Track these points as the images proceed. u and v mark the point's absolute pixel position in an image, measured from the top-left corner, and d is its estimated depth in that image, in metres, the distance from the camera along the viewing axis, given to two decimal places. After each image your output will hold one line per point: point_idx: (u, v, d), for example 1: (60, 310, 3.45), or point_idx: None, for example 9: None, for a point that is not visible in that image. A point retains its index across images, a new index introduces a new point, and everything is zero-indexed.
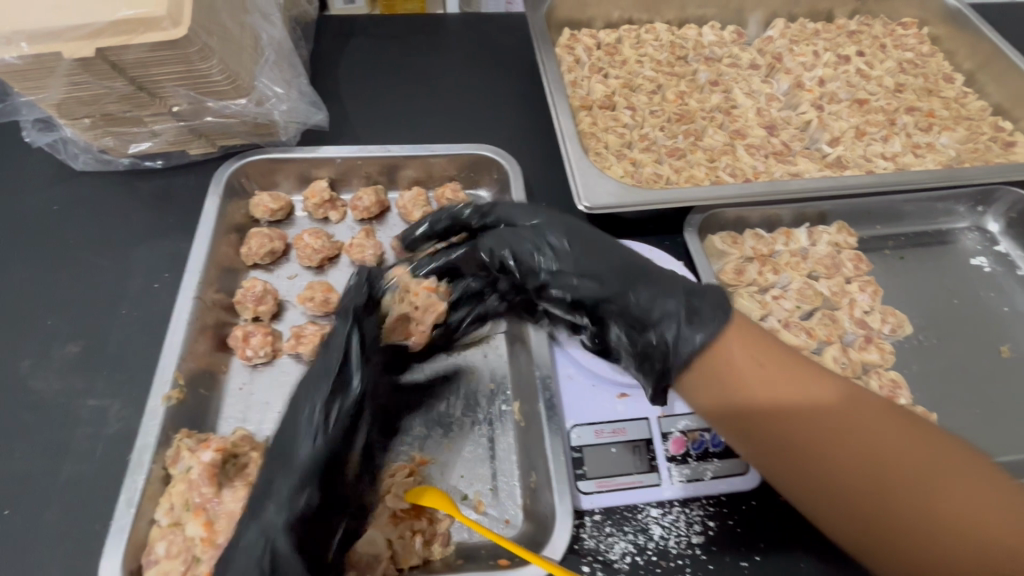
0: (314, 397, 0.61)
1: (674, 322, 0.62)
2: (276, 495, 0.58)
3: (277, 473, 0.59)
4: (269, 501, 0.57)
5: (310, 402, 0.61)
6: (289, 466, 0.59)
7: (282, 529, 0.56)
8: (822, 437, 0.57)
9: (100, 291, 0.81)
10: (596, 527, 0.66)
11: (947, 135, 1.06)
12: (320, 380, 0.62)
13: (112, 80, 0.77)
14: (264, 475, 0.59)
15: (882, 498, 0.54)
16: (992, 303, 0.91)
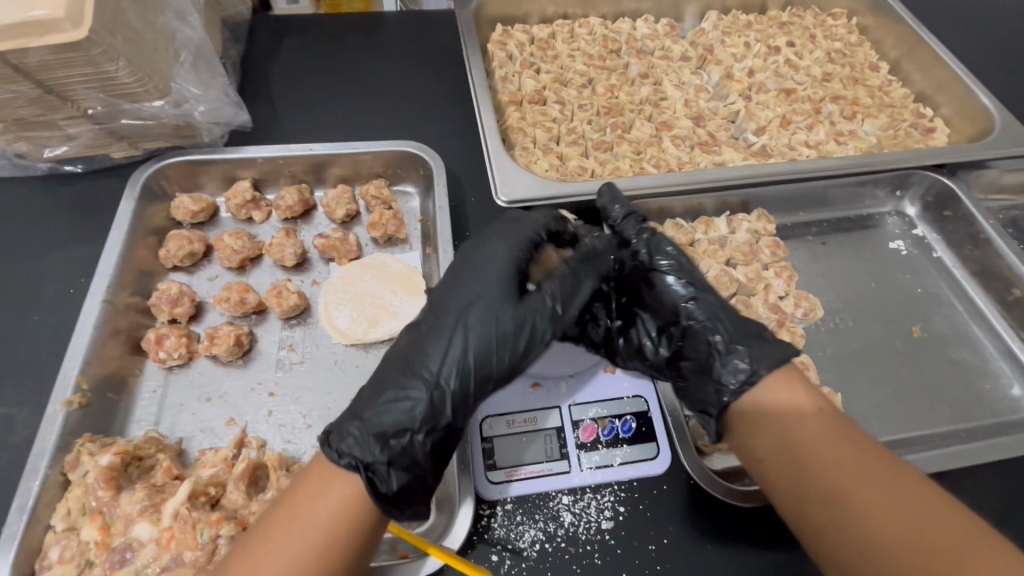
0: (473, 344, 0.63)
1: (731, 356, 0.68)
2: (412, 434, 0.58)
3: (417, 411, 0.59)
4: (406, 439, 0.58)
5: (470, 349, 0.63)
6: (433, 404, 0.60)
7: (421, 457, 0.58)
8: (822, 461, 0.59)
9: (14, 299, 0.80)
10: (506, 517, 0.66)
11: (870, 123, 1.09)
12: (486, 331, 0.64)
13: (17, 84, 0.74)
14: (397, 412, 0.59)
15: (837, 501, 0.57)
16: (906, 285, 0.93)
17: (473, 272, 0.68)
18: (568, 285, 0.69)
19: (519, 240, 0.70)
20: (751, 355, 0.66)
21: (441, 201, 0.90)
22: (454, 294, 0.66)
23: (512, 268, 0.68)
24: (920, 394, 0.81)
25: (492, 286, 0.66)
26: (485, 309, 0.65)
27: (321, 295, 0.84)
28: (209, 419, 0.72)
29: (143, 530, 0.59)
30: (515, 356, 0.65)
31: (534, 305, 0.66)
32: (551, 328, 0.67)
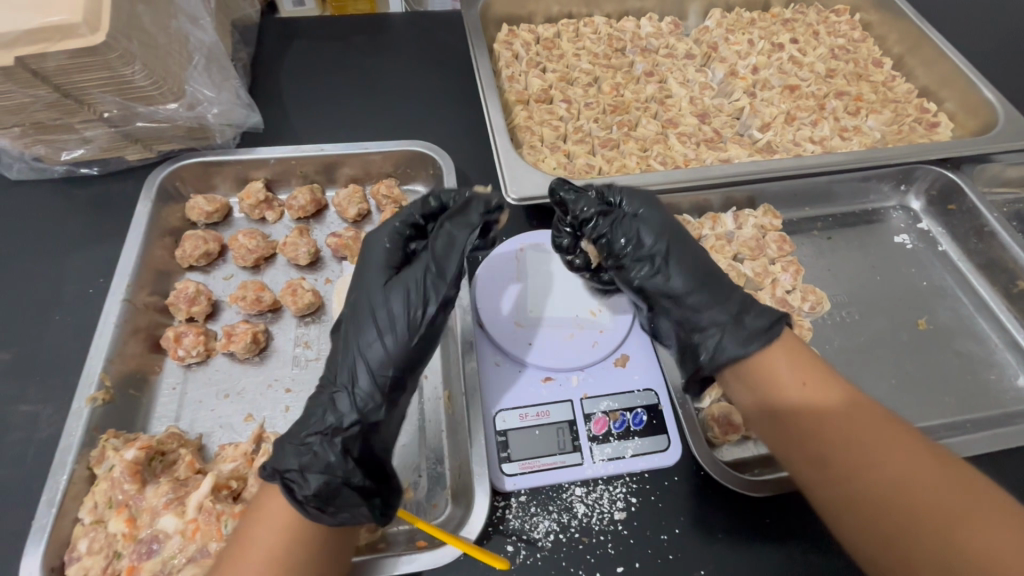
0: (370, 337, 0.64)
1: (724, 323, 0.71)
2: (321, 439, 0.59)
3: (325, 415, 0.61)
4: (318, 444, 0.59)
5: (368, 341, 0.64)
6: (338, 406, 0.62)
7: (346, 465, 0.59)
8: (836, 434, 0.62)
9: (35, 299, 0.82)
10: (521, 508, 0.68)
11: (874, 118, 1.10)
12: (376, 319, 0.65)
13: (36, 88, 0.76)
14: (308, 421, 0.61)
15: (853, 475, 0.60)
16: (911, 278, 0.94)
17: (362, 268, 0.70)
18: (438, 255, 0.67)
19: (382, 236, 0.71)
20: (749, 328, 0.70)
21: None
22: (350, 295, 0.70)
23: (384, 261, 0.69)
24: (927, 386, 0.82)
25: (368, 280, 0.68)
26: (374, 298, 0.66)
27: (334, 292, 0.86)
28: (228, 416, 0.74)
29: (169, 522, 0.61)
30: (408, 336, 0.64)
31: (404, 281, 0.66)
32: (433, 300, 0.65)
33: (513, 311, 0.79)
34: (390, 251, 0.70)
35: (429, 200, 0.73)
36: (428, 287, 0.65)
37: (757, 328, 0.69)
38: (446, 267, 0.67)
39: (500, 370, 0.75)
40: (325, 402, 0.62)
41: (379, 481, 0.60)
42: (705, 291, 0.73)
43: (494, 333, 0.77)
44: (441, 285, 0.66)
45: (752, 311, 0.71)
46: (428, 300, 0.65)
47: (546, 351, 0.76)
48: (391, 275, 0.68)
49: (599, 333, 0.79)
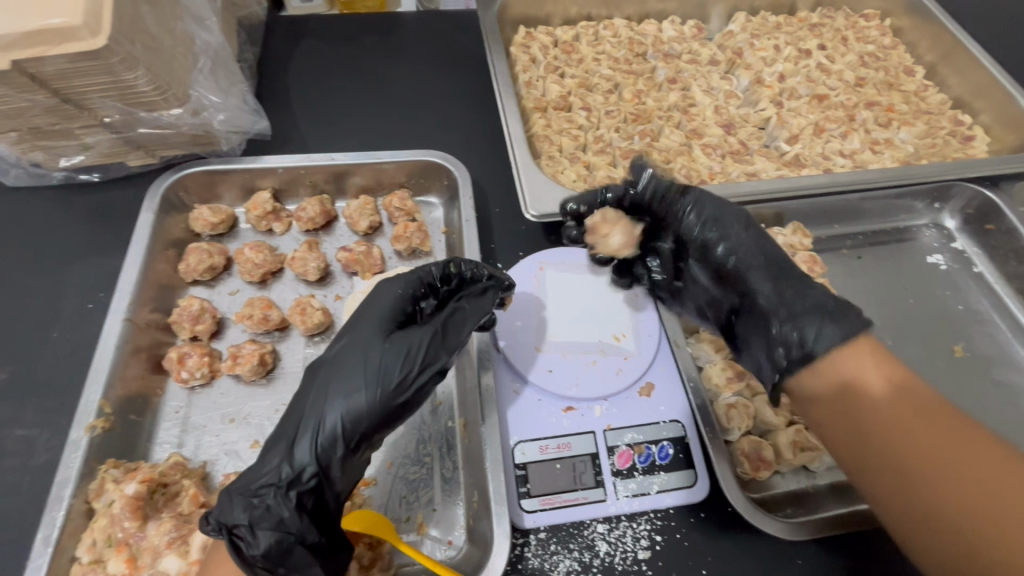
0: (348, 385, 0.60)
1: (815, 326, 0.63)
2: (275, 493, 0.56)
3: (280, 466, 0.58)
4: (271, 499, 0.56)
5: (346, 391, 0.60)
6: (295, 456, 0.58)
7: (303, 525, 0.57)
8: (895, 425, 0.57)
9: (32, 315, 0.78)
10: (540, 546, 0.64)
11: (907, 131, 1.06)
12: (360, 368, 0.61)
13: (33, 93, 0.72)
14: (261, 470, 0.58)
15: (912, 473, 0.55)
16: (946, 301, 0.90)
17: (361, 313, 0.67)
18: (448, 322, 0.65)
19: (392, 284, 0.69)
20: (821, 328, 0.63)
21: (468, 214, 0.86)
22: (343, 335, 0.66)
23: (384, 312, 0.67)
24: (966, 417, 0.79)
25: (365, 327, 0.65)
26: (364, 344, 0.63)
27: (345, 309, 0.82)
28: (234, 441, 0.71)
29: (171, 563, 0.59)
30: (392, 394, 0.61)
31: (404, 339, 0.62)
32: (427, 362, 0.62)
33: (532, 336, 0.76)
34: (394, 301, 0.68)
35: (448, 264, 0.72)
36: (428, 350, 0.62)
37: (829, 330, 0.62)
38: (460, 331, 0.65)
39: (519, 398, 0.72)
40: (279, 454, 0.58)
41: (337, 539, 0.60)
42: (780, 289, 0.68)
43: (512, 359, 0.73)
44: (443, 352, 0.63)
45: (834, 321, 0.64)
46: (425, 364, 0.62)
47: (570, 378, 0.73)
48: (389, 326, 0.65)
49: (624, 359, 0.75)
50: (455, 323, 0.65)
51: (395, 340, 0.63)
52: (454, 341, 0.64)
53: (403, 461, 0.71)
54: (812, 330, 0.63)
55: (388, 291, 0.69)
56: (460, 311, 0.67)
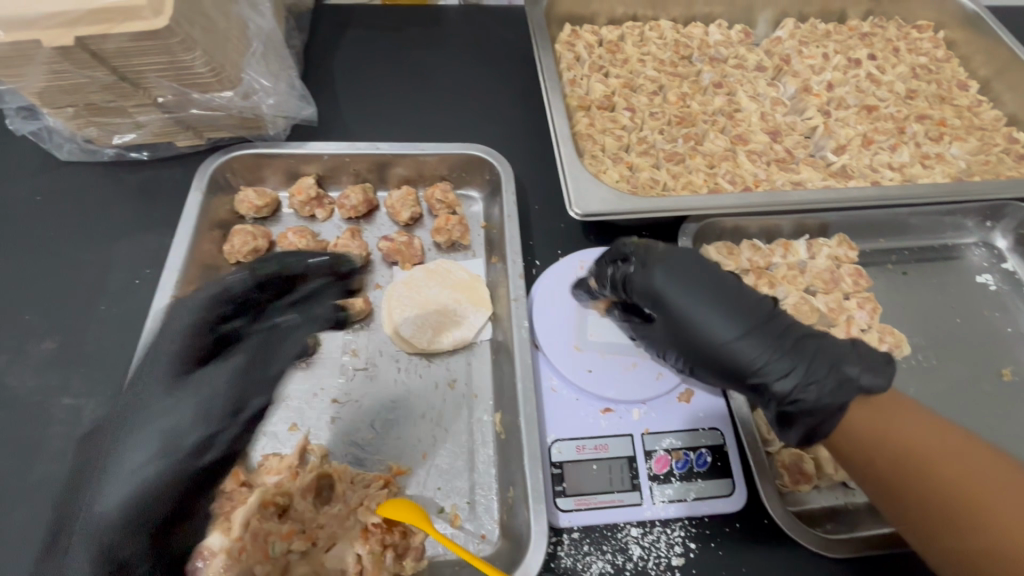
0: (150, 451, 0.52)
1: (803, 392, 0.60)
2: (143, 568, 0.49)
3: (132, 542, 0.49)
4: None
5: (148, 459, 0.51)
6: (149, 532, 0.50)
7: None
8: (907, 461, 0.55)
9: (81, 287, 0.80)
10: (573, 546, 0.64)
11: (959, 146, 1.03)
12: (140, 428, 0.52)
13: (92, 70, 0.74)
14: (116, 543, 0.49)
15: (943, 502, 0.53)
16: (995, 323, 0.88)
17: (145, 354, 0.57)
18: (249, 359, 0.58)
19: (186, 310, 0.58)
20: (821, 390, 0.59)
21: (510, 209, 0.86)
22: (122, 385, 0.56)
23: (247, 361, 0.57)
24: (1014, 443, 0.76)
25: (145, 375, 0.55)
26: (144, 399, 0.54)
27: (384, 300, 0.83)
28: (272, 423, 0.72)
29: (213, 538, 0.58)
30: (194, 458, 0.53)
31: (206, 389, 0.55)
32: (234, 409, 0.56)
33: (571, 334, 0.76)
34: (190, 336, 0.57)
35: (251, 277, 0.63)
36: (234, 393, 0.56)
37: (825, 376, 0.60)
38: (262, 368, 0.59)
39: (557, 396, 0.72)
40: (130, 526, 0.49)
41: None
42: (758, 343, 0.62)
43: (552, 357, 0.73)
44: (255, 394, 0.58)
45: (830, 370, 0.60)
46: (232, 411, 0.55)
47: (610, 380, 0.72)
48: (186, 370, 0.56)
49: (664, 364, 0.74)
50: (250, 357, 0.58)
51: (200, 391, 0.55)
52: (251, 381, 0.58)
53: (438, 452, 0.71)
54: (814, 390, 0.60)
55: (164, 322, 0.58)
56: (251, 347, 0.59)
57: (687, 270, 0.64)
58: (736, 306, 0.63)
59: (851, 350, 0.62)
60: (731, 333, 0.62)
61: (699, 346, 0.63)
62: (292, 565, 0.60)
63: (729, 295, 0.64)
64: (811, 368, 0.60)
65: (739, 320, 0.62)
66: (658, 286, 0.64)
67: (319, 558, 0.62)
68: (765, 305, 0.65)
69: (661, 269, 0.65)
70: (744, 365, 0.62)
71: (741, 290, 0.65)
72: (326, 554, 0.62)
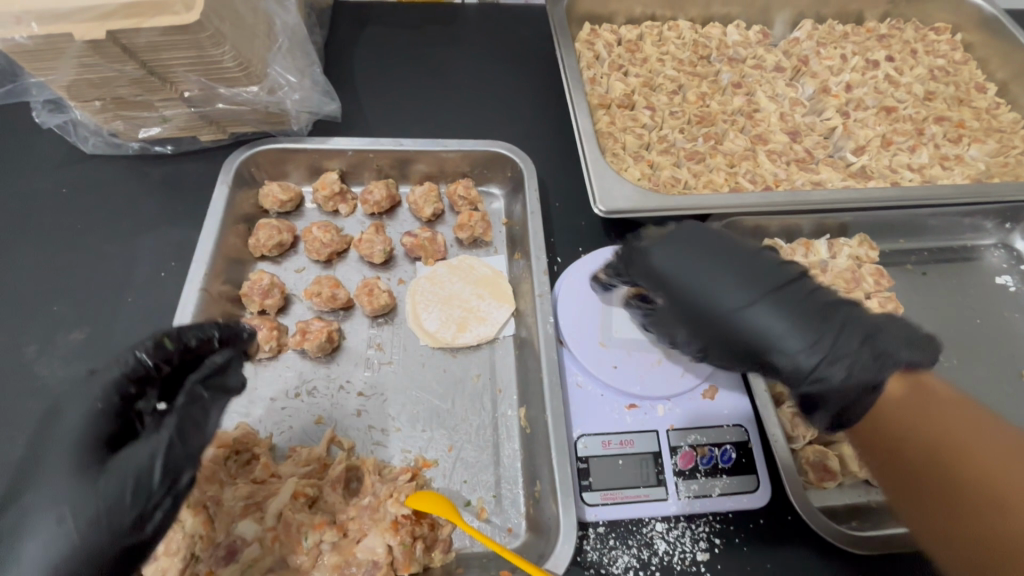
0: (53, 551, 0.48)
1: (830, 367, 0.58)
2: None
3: None
4: None
5: (50, 562, 0.48)
6: None
7: None
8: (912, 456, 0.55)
9: (107, 279, 0.81)
10: (599, 540, 0.65)
11: (978, 148, 1.03)
12: (65, 508, 0.49)
13: (122, 64, 0.74)
14: None
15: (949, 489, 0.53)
16: (1015, 324, 0.88)
17: (40, 446, 0.51)
18: (175, 428, 0.52)
19: (81, 395, 0.52)
20: (848, 365, 0.58)
21: (533, 206, 0.86)
22: (25, 483, 0.51)
23: (167, 430, 0.52)
24: None
25: (43, 473, 0.50)
26: (47, 498, 0.49)
27: (408, 295, 0.83)
28: (300, 416, 0.72)
29: (247, 528, 0.60)
30: (135, 531, 0.50)
31: (128, 467, 0.50)
32: (168, 482, 0.51)
33: (596, 331, 0.76)
34: (88, 425, 0.51)
35: (161, 339, 0.57)
36: (163, 467, 0.50)
37: (838, 339, 0.59)
38: (190, 438, 0.53)
39: (583, 392, 0.72)
40: None
41: None
42: (774, 317, 0.61)
43: (578, 353, 0.74)
44: (187, 462, 0.52)
45: (859, 343, 0.59)
46: (167, 486, 0.51)
47: (636, 376, 0.73)
48: (91, 461, 0.50)
49: (689, 360, 0.75)
50: (173, 427, 0.52)
51: (125, 468, 0.50)
52: (181, 453, 0.52)
53: (464, 445, 0.72)
54: (839, 366, 0.58)
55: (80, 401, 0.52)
56: (172, 418, 0.53)
57: (693, 244, 0.65)
58: (747, 281, 0.62)
59: (881, 322, 0.60)
60: (740, 301, 0.62)
61: (716, 322, 0.63)
62: (324, 555, 0.61)
63: (743, 266, 0.64)
64: (833, 337, 0.59)
65: (754, 287, 0.62)
66: (666, 267, 0.65)
67: (350, 548, 0.61)
68: (787, 276, 0.63)
69: (669, 249, 0.65)
70: (752, 330, 0.62)
71: (759, 259, 0.64)
72: (358, 544, 0.62)
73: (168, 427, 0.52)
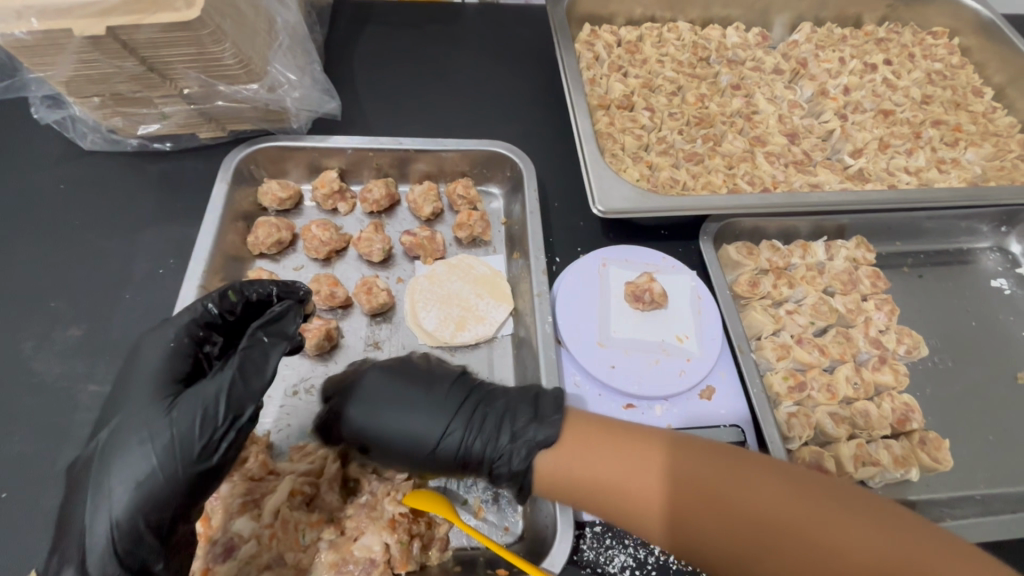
0: (126, 470, 0.50)
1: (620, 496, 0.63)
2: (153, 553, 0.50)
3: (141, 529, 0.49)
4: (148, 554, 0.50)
5: (135, 480, 0.50)
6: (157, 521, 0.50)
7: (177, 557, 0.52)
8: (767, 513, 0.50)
9: (106, 275, 0.80)
10: (596, 539, 0.65)
11: (974, 151, 1.04)
12: (142, 430, 0.51)
13: (122, 60, 0.74)
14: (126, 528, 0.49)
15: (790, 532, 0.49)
16: (1009, 326, 0.89)
17: (126, 379, 0.55)
18: (240, 363, 0.54)
19: (161, 335, 0.57)
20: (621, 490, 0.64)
21: (533, 205, 0.86)
22: (112, 414, 0.54)
23: (234, 363, 0.54)
24: None
25: (131, 399, 0.53)
26: (134, 420, 0.52)
27: (407, 294, 0.84)
28: (297, 414, 0.72)
29: (244, 525, 0.59)
30: (200, 458, 0.51)
31: (200, 396, 0.52)
32: (232, 415, 0.52)
33: (594, 331, 0.77)
34: (169, 360, 0.56)
35: (227, 292, 0.61)
36: (228, 399, 0.52)
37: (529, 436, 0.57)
38: (255, 373, 0.54)
39: (580, 391, 0.73)
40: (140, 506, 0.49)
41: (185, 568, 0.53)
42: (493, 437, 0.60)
43: (575, 353, 0.74)
44: (249, 398, 0.53)
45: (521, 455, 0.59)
46: (232, 417, 0.52)
47: (632, 375, 0.73)
48: (170, 390, 0.54)
49: (687, 361, 0.75)
50: (240, 363, 0.54)
51: (195, 397, 0.52)
52: (247, 388, 0.53)
53: None
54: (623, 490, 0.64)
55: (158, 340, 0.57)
56: (239, 355, 0.54)
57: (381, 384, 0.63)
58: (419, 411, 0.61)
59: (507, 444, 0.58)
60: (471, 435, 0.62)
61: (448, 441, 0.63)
62: (322, 552, 0.61)
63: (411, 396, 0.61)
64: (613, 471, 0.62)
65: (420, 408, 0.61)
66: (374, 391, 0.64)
67: (347, 546, 0.61)
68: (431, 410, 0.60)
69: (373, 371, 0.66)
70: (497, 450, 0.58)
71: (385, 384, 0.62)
72: (355, 542, 0.61)
73: (235, 361, 0.54)
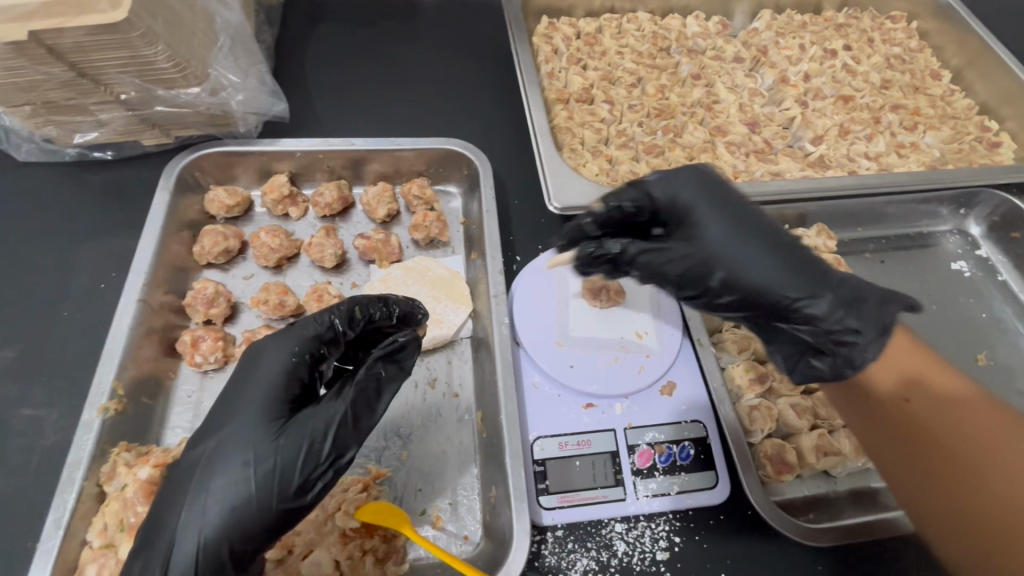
0: (227, 490, 0.50)
1: (823, 306, 0.54)
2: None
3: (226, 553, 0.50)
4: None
5: (230, 502, 0.50)
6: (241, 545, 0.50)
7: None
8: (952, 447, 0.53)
9: (43, 293, 0.77)
10: (558, 544, 0.63)
11: (933, 134, 1.04)
12: (247, 451, 0.51)
13: (49, 66, 0.70)
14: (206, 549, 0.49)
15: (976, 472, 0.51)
16: (969, 309, 0.89)
17: (238, 392, 0.55)
18: (357, 402, 0.55)
19: (284, 347, 0.57)
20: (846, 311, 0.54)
21: (489, 204, 0.84)
22: (217, 423, 0.54)
23: (347, 399, 0.55)
24: None
25: (244, 412, 0.54)
26: (240, 439, 0.52)
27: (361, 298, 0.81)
28: None
29: None
30: (296, 492, 0.51)
31: (308, 429, 0.53)
32: (334, 455, 0.53)
33: (553, 331, 0.75)
34: (287, 380, 0.55)
35: (352, 309, 0.61)
36: (334, 438, 0.53)
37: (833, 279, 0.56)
38: (366, 412, 0.56)
39: (539, 393, 0.71)
40: (218, 533, 0.49)
41: None
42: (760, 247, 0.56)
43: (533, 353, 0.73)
44: (352, 442, 0.54)
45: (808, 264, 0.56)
46: (334, 457, 0.53)
47: (590, 374, 0.72)
48: (279, 413, 0.54)
49: (646, 358, 0.74)
50: (354, 399, 0.55)
51: (304, 429, 0.53)
52: (357, 427, 0.55)
53: (418, 453, 0.70)
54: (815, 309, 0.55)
55: (280, 350, 0.57)
56: (349, 390, 0.56)
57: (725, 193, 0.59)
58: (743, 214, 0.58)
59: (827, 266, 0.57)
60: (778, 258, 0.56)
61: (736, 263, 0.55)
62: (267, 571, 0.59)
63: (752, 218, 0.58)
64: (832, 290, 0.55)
65: (736, 229, 0.56)
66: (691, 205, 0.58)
67: (294, 566, 0.59)
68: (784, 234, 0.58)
69: (697, 185, 0.59)
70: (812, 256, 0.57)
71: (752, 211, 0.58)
72: (302, 561, 0.59)
73: (349, 396, 0.55)
